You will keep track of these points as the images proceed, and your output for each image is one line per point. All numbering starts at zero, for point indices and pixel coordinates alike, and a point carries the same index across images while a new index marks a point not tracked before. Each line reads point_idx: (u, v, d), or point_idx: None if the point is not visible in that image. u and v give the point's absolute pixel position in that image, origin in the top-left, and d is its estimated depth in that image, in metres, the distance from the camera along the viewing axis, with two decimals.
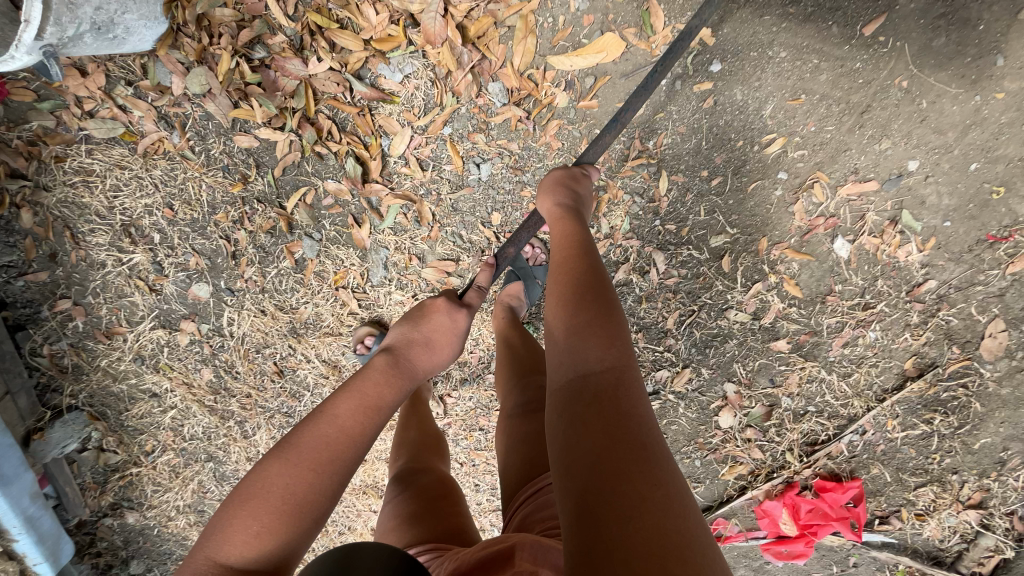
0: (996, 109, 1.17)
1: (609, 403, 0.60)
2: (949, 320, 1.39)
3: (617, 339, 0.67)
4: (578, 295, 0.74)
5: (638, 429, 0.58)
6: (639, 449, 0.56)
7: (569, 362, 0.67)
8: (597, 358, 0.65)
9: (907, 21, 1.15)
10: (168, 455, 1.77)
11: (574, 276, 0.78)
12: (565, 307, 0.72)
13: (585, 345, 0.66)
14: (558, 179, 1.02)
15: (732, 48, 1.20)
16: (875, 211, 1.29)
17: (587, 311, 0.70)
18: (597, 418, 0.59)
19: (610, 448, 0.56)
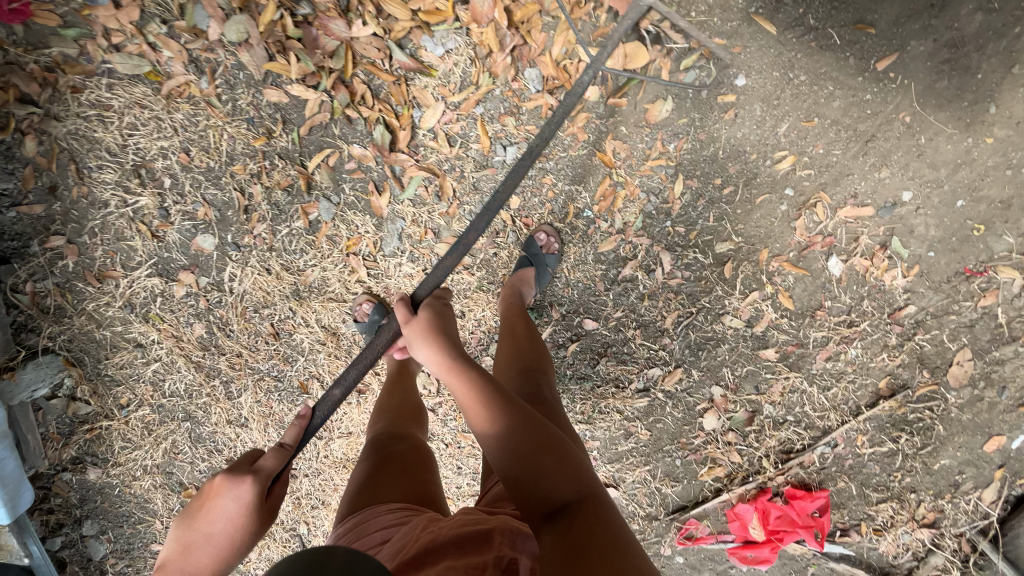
0: (984, 152, 1.27)
1: (589, 523, 0.71)
2: (923, 344, 1.49)
3: (576, 465, 0.78)
4: (523, 425, 0.82)
5: (616, 538, 0.70)
6: (623, 550, 0.68)
7: (543, 495, 0.75)
8: (570, 489, 0.75)
9: (915, 62, 1.23)
10: (144, 410, 1.72)
11: (510, 405, 0.84)
12: (514, 446, 0.79)
13: (550, 478, 0.76)
14: (427, 320, 1.04)
15: (758, 65, 1.26)
16: (868, 234, 1.38)
17: (541, 442, 0.79)
18: (589, 537, 0.69)
19: (605, 557, 0.66)
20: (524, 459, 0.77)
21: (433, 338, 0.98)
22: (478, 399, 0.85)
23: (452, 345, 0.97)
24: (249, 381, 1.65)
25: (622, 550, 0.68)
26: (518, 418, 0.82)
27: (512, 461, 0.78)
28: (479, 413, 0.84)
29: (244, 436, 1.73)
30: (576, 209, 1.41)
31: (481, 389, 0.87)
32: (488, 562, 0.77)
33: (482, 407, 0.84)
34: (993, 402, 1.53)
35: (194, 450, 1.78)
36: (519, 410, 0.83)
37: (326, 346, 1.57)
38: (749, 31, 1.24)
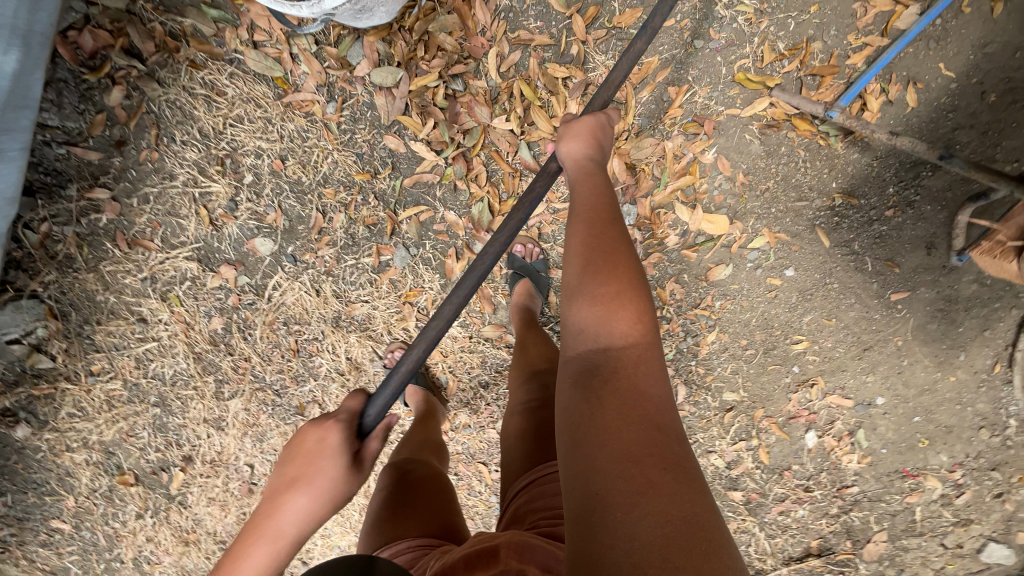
0: (945, 385, 1.58)
1: (628, 381, 0.59)
2: (854, 519, 1.74)
3: (641, 317, 0.65)
4: (608, 265, 0.69)
5: (656, 410, 0.57)
6: (664, 435, 0.55)
7: (589, 332, 0.65)
8: (623, 332, 0.63)
9: (919, 304, 1.51)
10: (115, 384, 1.58)
11: (594, 234, 0.73)
12: (579, 287, 0.69)
13: (611, 317, 0.64)
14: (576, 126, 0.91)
15: (808, 264, 1.48)
16: (842, 420, 1.63)
17: (615, 272, 0.68)
18: (617, 405, 0.57)
19: (628, 441, 0.54)
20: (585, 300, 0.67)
21: (575, 141, 0.89)
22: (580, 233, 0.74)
23: (594, 153, 0.88)
24: (246, 388, 1.58)
25: (656, 431, 0.55)
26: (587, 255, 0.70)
27: (577, 289, 0.69)
28: (576, 222, 0.76)
29: (215, 439, 1.64)
30: None
31: (590, 200, 0.78)
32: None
33: (579, 222, 0.76)
34: None
35: (152, 437, 1.65)
36: (603, 248, 0.71)
37: (344, 377, 1.56)
38: (812, 236, 1.45)
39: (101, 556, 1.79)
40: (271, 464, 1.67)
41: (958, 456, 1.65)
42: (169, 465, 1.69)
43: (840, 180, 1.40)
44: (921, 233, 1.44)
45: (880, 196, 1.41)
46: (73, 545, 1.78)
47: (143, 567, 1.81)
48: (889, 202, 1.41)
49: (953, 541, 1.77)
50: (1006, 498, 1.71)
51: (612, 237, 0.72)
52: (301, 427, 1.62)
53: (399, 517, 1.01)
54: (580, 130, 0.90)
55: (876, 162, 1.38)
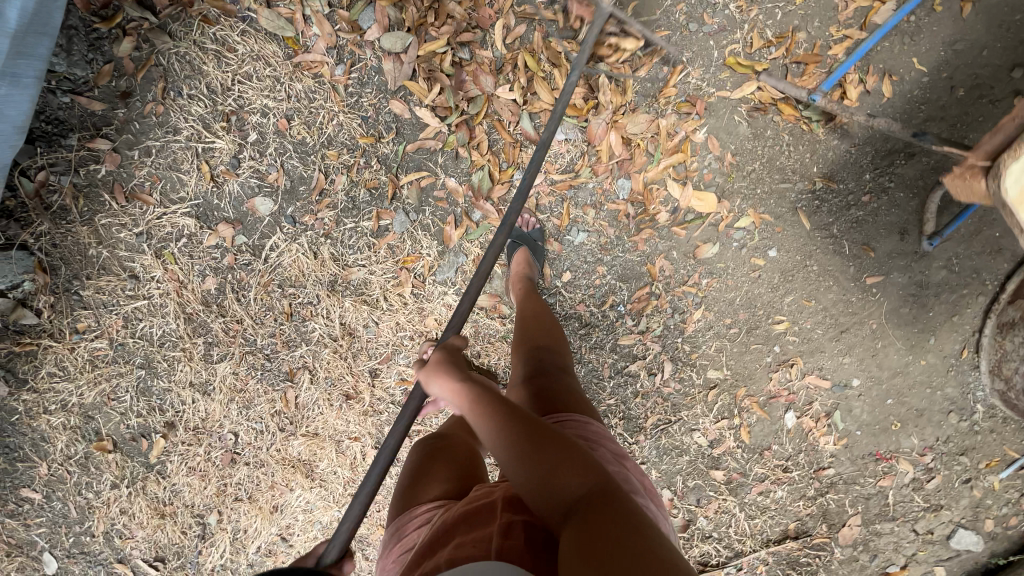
0: (917, 369, 1.65)
1: (603, 516, 0.70)
2: (830, 503, 1.79)
3: (593, 464, 0.78)
4: (534, 444, 0.79)
5: (628, 520, 0.70)
6: (646, 539, 0.67)
7: (555, 495, 0.75)
8: (576, 487, 0.75)
9: (893, 288, 1.59)
10: (99, 343, 1.55)
11: (517, 419, 0.83)
12: (527, 455, 0.78)
13: (564, 477, 0.75)
14: (440, 361, 1.01)
15: (789, 246, 1.55)
16: (820, 402, 1.69)
17: (541, 457, 0.77)
18: (601, 535, 0.67)
19: (619, 552, 0.65)
20: (539, 488, 0.76)
21: (445, 373, 0.98)
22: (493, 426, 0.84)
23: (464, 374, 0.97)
24: (235, 351, 1.56)
25: (637, 535, 0.67)
26: (518, 434, 0.80)
27: (531, 475, 0.77)
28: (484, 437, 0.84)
29: (200, 404, 1.61)
30: (613, 302, 1.58)
31: (488, 410, 0.87)
32: (492, 531, 0.81)
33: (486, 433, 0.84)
34: (863, 564, 1.86)
35: (134, 402, 1.62)
36: (528, 428, 0.81)
37: (335, 343, 1.56)
38: (794, 219, 1.53)
39: (70, 529, 1.73)
40: (256, 433, 1.65)
41: (928, 439, 1.72)
42: (149, 432, 1.65)
43: (820, 165, 1.49)
44: (894, 219, 1.53)
45: (857, 182, 1.50)
46: (42, 516, 1.71)
47: (114, 542, 1.75)
48: (865, 188, 1.51)
49: (924, 528, 1.83)
50: (973, 484, 1.78)
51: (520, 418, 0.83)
52: (289, 394, 1.60)
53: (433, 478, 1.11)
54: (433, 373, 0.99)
55: (853, 149, 1.47)
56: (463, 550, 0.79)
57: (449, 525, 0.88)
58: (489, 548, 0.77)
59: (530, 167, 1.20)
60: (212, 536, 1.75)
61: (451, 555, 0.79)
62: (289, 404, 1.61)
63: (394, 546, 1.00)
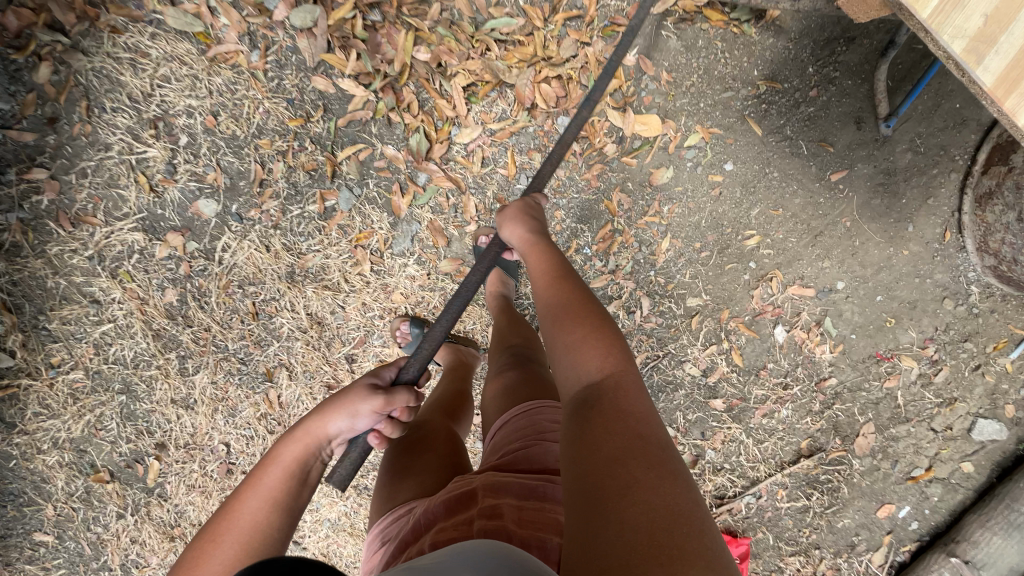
0: (901, 260, 1.60)
1: (608, 405, 0.67)
2: (839, 414, 1.75)
3: (623, 362, 0.74)
4: (573, 317, 0.82)
5: (634, 420, 0.65)
6: (643, 442, 0.62)
7: (575, 372, 0.76)
8: (597, 365, 0.73)
9: (860, 180, 1.55)
10: (76, 374, 1.55)
11: (557, 310, 0.85)
12: (559, 355, 0.79)
13: (588, 354, 0.75)
14: (518, 211, 1.12)
15: (744, 156, 1.52)
16: (808, 311, 1.64)
17: (593, 335, 0.77)
18: (605, 423, 0.65)
19: (622, 443, 0.61)
20: (567, 345, 0.79)
21: (523, 225, 1.08)
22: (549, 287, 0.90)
23: (538, 231, 1.07)
24: (210, 360, 1.55)
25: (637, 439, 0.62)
26: (573, 320, 0.80)
27: (560, 342, 0.80)
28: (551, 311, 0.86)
29: (186, 419, 1.61)
30: (577, 245, 1.55)
31: (552, 286, 0.91)
32: (473, 515, 0.81)
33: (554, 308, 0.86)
34: (887, 472, 1.81)
35: (121, 428, 1.62)
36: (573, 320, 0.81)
37: (307, 335, 1.54)
38: (743, 128, 1.49)
39: (85, 569, 1.72)
40: (247, 439, 1.64)
41: (927, 331, 1.67)
42: (143, 456, 1.64)
43: (760, 67, 1.45)
44: (848, 109, 1.49)
45: (801, 77, 1.47)
46: (59, 557, 1.70)
47: (131, 574, 1.74)
48: (811, 82, 1.47)
49: (943, 425, 1.77)
50: (984, 370, 1.72)
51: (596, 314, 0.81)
52: (272, 394, 1.59)
53: (409, 475, 1.04)
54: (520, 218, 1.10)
55: (791, 44, 1.44)
56: (446, 536, 0.79)
57: (431, 513, 0.87)
58: (471, 530, 0.78)
59: (574, 123, 1.16)
60: None
61: (432, 539, 0.80)
62: (274, 405, 1.60)
63: (375, 548, 0.95)
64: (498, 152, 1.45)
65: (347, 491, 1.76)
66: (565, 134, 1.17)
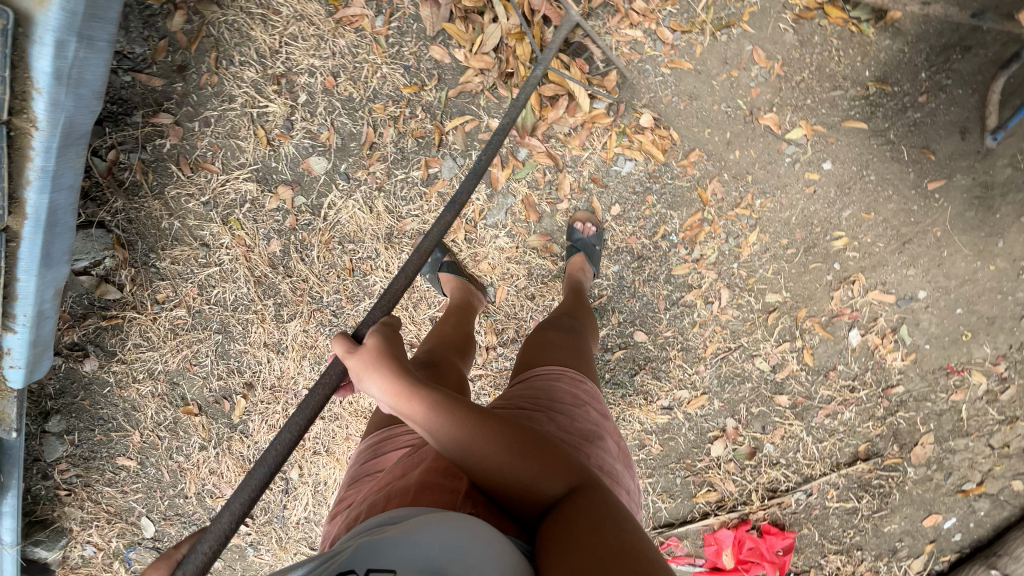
0: (986, 275, 1.60)
1: (588, 512, 0.68)
2: (901, 422, 1.76)
3: (566, 462, 0.74)
4: (505, 435, 0.74)
5: (615, 519, 0.68)
6: (624, 534, 0.65)
7: (530, 490, 0.71)
8: (559, 484, 0.72)
9: (956, 192, 1.54)
10: (178, 311, 1.65)
11: (482, 428, 0.74)
12: (508, 482, 0.72)
13: (546, 477, 0.72)
14: (379, 344, 0.87)
15: (843, 156, 1.52)
16: (885, 317, 1.65)
17: (521, 444, 0.73)
18: (586, 525, 0.66)
19: (599, 541, 0.64)
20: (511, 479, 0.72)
21: (382, 365, 0.83)
22: (449, 416, 0.76)
23: (396, 364, 0.83)
24: (304, 309, 1.64)
25: (615, 532, 0.66)
26: (495, 437, 0.73)
27: (511, 478, 0.72)
28: (469, 456, 0.74)
29: (275, 363, 1.71)
30: (665, 232, 1.58)
31: (450, 404, 0.77)
32: (463, 468, 0.79)
33: (470, 447, 0.73)
34: (939, 483, 1.83)
35: (213, 366, 1.72)
36: (492, 423, 0.75)
37: (397, 295, 1.62)
38: (846, 129, 1.49)
39: (164, 493, 1.85)
40: None
41: (1001, 347, 1.67)
42: (231, 394, 1.75)
43: (872, 68, 1.44)
44: (954, 118, 1.47)
45: (912, 82, 1.45)
46: (139, 481, 1.83)
47: (205, 504, 1.85)
48: (921, 88, 1.46)
49: (1000, 441, 1.78)
50: None
51: (489, 414, 0.76)
52: None
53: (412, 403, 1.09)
54: (380, 345, 0.87)
55: (906, 47, 1.42)
56: (436, 476, 0.75)
57: (424, 452, 0.84)
58: (461, 481, 0.76)
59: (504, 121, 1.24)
60: (295, 490, 1.87)
61: (420, 478, 0.76)
62: None
63: (366, 459, 0.99)
64: (600, 133, 1.48)
65: None
66: (427, 234, 1.09)
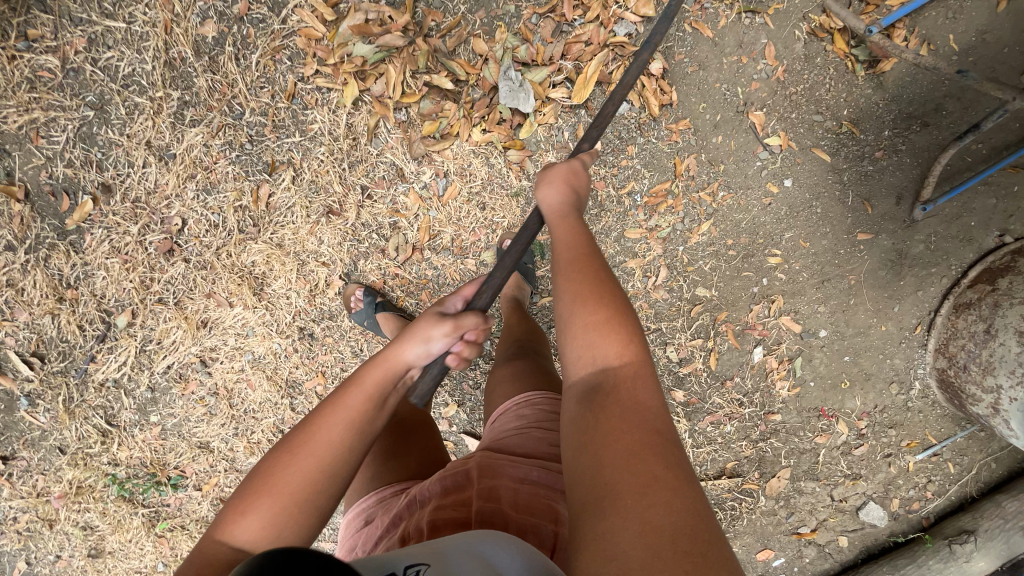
0: (876, 333, 1.76)
1: (635, 391, 0.65)
2: (768, 450, 1.85)
3: (629, 339, 0.70)
4: (582, 298, 0.75)
5: (657, 419, 0.62)
6: (666, 442, 0.60)
7: (585, 354, 0.71)
8: (615, 357, 0.69)
9: (878, 250, 1.69)
10: (50, 60, 1.33)
11: (579, 283, 0.77)
12: (568, 333, 0.74)
13: (601, 344, 0.70)
14: (563, 180, 0.99)
15: (801, 180, 1.60)
16: (786, 344, 1.74)
17: (595, 316, 0.73)
18: (625, 421, 0.61)
19: (635, 436, 0.60)
20: (572, 326, 0.74)
21: (560, 192, 0.98)
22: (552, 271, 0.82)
23: (573, 205, 0.97)
24: (216, 119, 1.37)
25: (659, 439, 0.60)
26: (580, 298, 0.75)
27: (573, 318, 0.74)
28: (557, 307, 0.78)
29: (150, 172, 1.39)
30: (631, 188, 1.56)
31: (560, 266, 0.82)
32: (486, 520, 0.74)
33: (564, 299, 0.77)
34: (781, 520, 1.93)
35: (68, 146, 1.37)
36: (593, 278, 0.77)
37: (334, 144, 1.41)
38: (812, 155, 1.58)
39: None
40: (209, 227, 1.43)
41: (868, 404, 1.83)
42: (77, 191, 1.39)
43: (850, 108, 1.55)
44: (896, 182, 1.63)
45: (875, 136, 1.59)
46: None
47: None
48: (880, 144, 1.59)
49: (841, 495, 1.93)
50: (892, 460, 1.90)
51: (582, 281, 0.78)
52: (263, 190, 1.42)
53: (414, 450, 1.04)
54: (559, 181, 1.00)
55: (882, 103, 1.56)
56: (440, 516, 0.75)
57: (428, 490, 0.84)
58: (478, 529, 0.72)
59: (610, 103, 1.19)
60: (115, 341, 1.51)
61: (430, 519, 0.76)
62: (258, 202, 1.43)
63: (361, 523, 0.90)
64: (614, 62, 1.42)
65: (287, 330, 1.54)
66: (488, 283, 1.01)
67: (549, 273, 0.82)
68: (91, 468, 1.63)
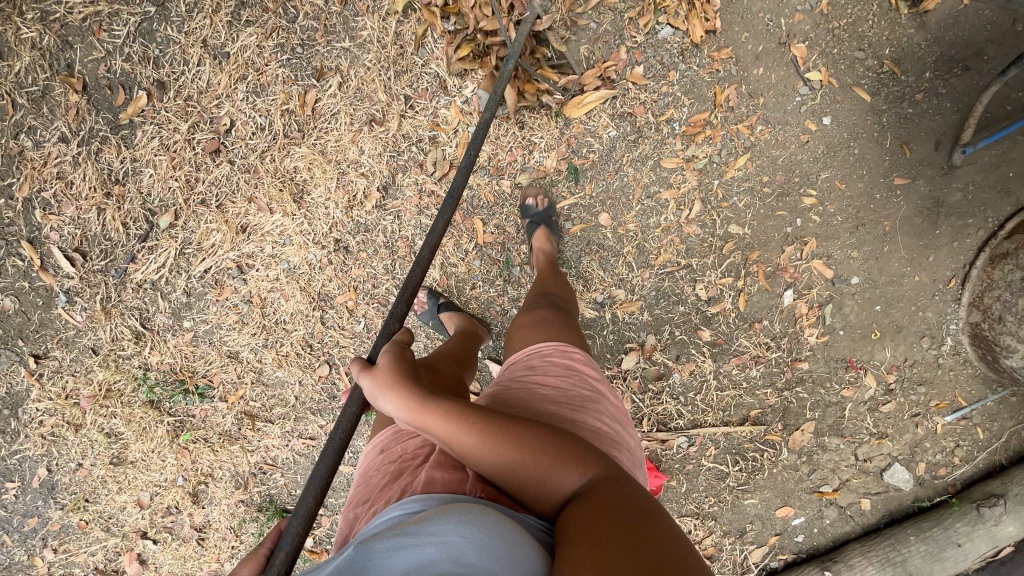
0: (908, 284, 1.74)
1: (606, 492, 0.68)
2: (793, 400, 1.82)
3: (580, 452, 0.73)
4: (524, 437, 0.74)
5: (635, 502, 0.67)
6: (646, 516, 0.65)
7: (545, 486, 0.71)
8: (574, 475, 0.71)
9: (914, 196, 1.68)
10: None
11: (511, 428, 0.75)
12: (517, 475, 0.72)
13: (558, 472, 0.71)
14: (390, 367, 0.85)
15: (839, 119, 1.61)
16: (817, 290, 1.72)
17: (542, 449, 0.73)
18: (606, 512, 0.64)
19: (617, 523, 0.62)
20: (522, 473, 0.72)
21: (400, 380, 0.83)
22: (466, 419, 0.76)
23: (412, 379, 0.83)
24: (270, 21, 1.43)
25: (641, 516, 0.64)
26: (522, 430, 0.75)
27: (512, 469, 0.72)
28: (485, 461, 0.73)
29: (204, 72, 1.44)
30: (670, 116, 1.57)
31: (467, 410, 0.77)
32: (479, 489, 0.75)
33: (491, 453, 0.73)
34: (802, 476, 1.88)
35: (128, 42, 1.43)
36: (514, 424, 0.75)
37: (381, 52, 1.45)
38: (850, 93, 1.59)
39: None
40: (255, 129, 1.47)
41: (897, 358, 1.80)
42: (133, 86, 1.45)
43: (891, 48, 1.57)
44: (935, 127, 1.62)
45: (917, 77, 1.59)
46: None
47: (30, 219, 1.52)
48: (921, 86, 1.59)
49: (865, 455, 1.88)
50: (920, 421, 1.86)
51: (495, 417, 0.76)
52: (309, 96, 1.46)
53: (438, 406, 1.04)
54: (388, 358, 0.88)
55: (924, 43, 1.57)
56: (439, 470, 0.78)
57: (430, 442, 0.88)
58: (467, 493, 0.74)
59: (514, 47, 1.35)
60: (156, 241, 1.54)
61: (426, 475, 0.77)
62: (304, 107, 1.47)
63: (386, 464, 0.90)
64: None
65: (323, 241, 1.56)
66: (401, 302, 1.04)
67: (455, 441, 0.75)
68: (122, 372, 1.65)
